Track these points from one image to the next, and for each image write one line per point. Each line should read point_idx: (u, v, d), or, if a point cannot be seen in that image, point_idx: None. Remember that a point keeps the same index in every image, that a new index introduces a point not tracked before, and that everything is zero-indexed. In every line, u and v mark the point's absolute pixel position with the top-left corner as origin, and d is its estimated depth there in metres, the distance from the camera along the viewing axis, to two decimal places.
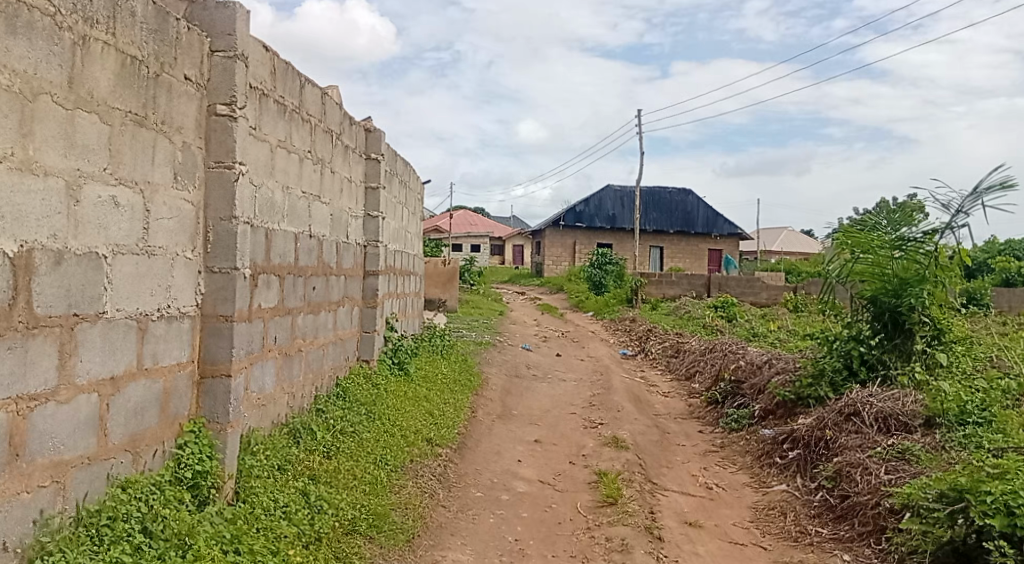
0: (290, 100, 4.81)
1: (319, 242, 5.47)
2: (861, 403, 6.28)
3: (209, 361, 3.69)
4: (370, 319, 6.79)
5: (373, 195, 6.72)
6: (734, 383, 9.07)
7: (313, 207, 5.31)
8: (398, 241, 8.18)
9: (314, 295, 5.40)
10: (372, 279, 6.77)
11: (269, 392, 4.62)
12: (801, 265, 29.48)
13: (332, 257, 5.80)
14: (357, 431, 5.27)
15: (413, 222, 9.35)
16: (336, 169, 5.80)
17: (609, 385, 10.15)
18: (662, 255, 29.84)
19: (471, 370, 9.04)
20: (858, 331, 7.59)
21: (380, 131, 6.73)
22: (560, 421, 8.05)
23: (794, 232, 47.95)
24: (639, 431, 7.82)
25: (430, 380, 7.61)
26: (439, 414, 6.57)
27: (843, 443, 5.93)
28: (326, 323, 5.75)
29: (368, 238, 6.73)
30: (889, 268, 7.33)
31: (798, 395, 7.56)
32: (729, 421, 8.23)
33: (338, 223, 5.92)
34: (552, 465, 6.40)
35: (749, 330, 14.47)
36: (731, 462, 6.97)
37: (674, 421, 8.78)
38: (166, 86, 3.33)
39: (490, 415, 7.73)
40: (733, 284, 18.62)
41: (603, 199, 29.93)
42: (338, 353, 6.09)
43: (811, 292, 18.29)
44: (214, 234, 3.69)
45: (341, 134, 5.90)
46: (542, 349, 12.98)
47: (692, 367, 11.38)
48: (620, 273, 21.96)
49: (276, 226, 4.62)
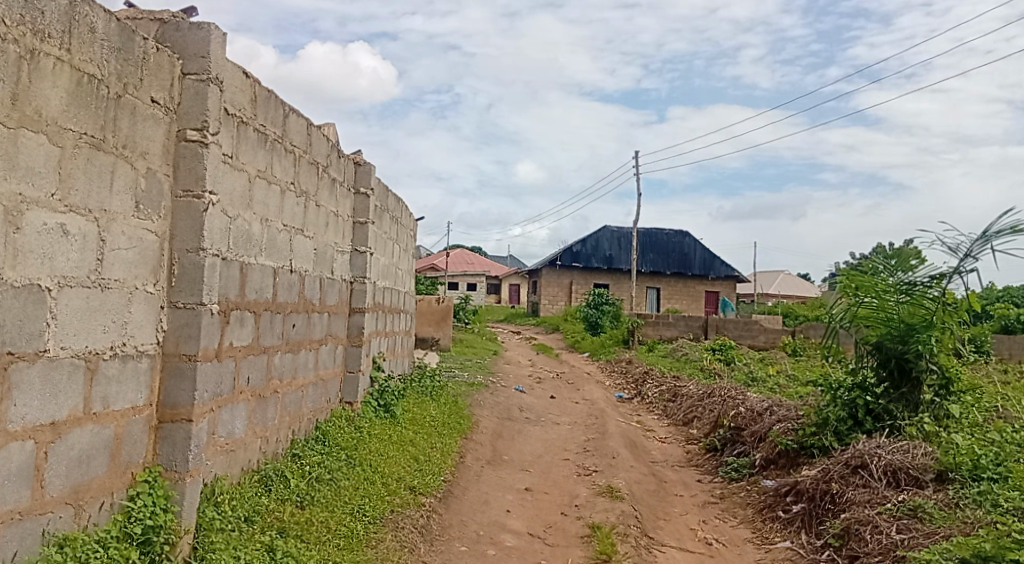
0: (273, 129, 4.58)
1: (301, 278, 5.21)
2: (868, 455, 6.01)
3: (168, 405, 3.41)
4: (354, 358, 6.49)
5: (361, 230, 6.47)
6: (734, 430, 8.77)
7: (296, 241, 5.06)
8: (387, 278, 7.93)
9: (293, 333, 5.12)
10: (358, 317, 6.50)
11: (238, 437, 4.32)
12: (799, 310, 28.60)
13: (315, 294, 5.53)
14: (334, 479, 4.98)
15: (404, 258, 9.10)
16: (322, 203, 5.57)
17: (604, 430, 9.84)
18: (659, 297, 29.65)
19: (462, 412, 8.73)
20: (863, 380, 7.33)
21: (370, 164, 6.51)
22: (552, 468, 7.72)
23: (790, 276, 47.94)
24: (636, 479, 7.49)
25: (417, 423, 7.31)
26: (425, 459, 6.25)
27: (851, 498, 5.65)
28: (306, 363, 5.46)
29: (355, 275, 6.47)
30: (895, 313, 7.06)
31: (801, 444, 7.29)
32: (728, 470, 7.94)
33: (322, 258, 5.66)
34: (543, 517, 6.08)
35: (747, 374, 14.20)
36: (732, 514, 6.66)
37: (671, 469, 8.46)
38: (130, 108, 3.08)
39: (480, 460, 7.41)
40: (731, 326, 18.40)
41: (600, 239, 29.81)
42: (319, 394, 5.80)
43: (810, 336, 18.05)
44: (179, 266, 3.42)
45: (328, 167, 5.68)
46: (536, 390, 12.67)
47: (689, 411, 11.07)
48: (617, 314, 21.73)
49: (252, 260, 4.36)
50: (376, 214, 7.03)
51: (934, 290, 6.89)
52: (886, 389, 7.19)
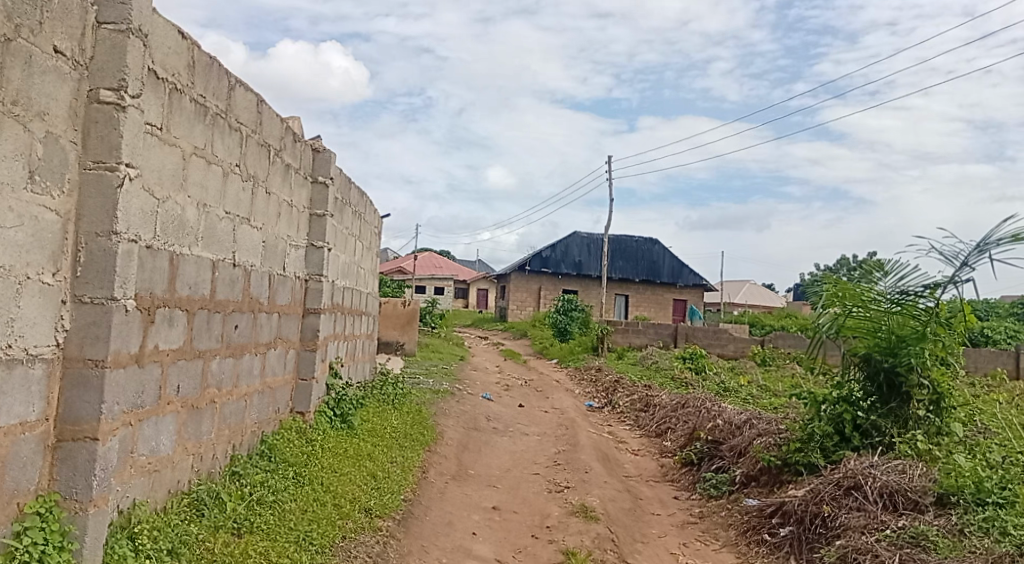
0: (215, 102, 4.02)
1: (245, 273, 4.64)
2: (862, 474, 5.55)
3: (70, 420, 2.84)
4: (307, 364, 5.92)
5: (319, 223, 5.91)
6: (712, 444, 8.30)
7: (240, 230, 4.50)
8: (347, 277, 7.36)
9: (234, 335, 4.54)
10: (313, 319, 5.94)
11: (164, 455, 3.76)
12: (765, 320, 28.40)
13: (263, 292, 4.96)
14: (279, 501, 4.41)
15: (367, 257, 8.53)
16: (273, 190, 5.00)
17: (574, 441, 9.34)
18: (627, 304, 29.30)
19: (425, 422, 8.18)
20: (851, 395, 6.80)
21: (330, 151, 5.96)
22: (521, 483, 7.20)
23: (755, 288, 48.00)
24: (610, 496, 7.00)
25: (376, 434, 6.76)
26: (383, 477, 5.69)
27: (846, 522, 5.18)
28: (251, 369, 4.88)
29: (310, 272, 5.90)
30: (884, 324, 6.69)
31: (784, 461, 6.86)
32: (706, 486, 7.45)
33: (272, 252, 5.09)
34: (512, 540, 5.57)
35: (719, 384, 13.81)
36: (713, 536, 6.18)
37: (646, 485, 7.99)
38: (22, 56, 2.54)
39: (443, 475, 6.87)
40: (700, 334, 18.02)
41: (569, 245, 29.39)
42: (265, 404, 5.23)
43: (779, 346, 17.76)
44: (87, 252, 2.86)
45: (282, 151, 5.13)
46: (504, 399, 12.14)
47: (662, 423, 10.61)
48: (586, 320, 21.28)
49: (184, 250, 3.79)
50: (336, 206, 6.47)
51: (921, 305, 6.57)
52: (874, 403, 6.71)
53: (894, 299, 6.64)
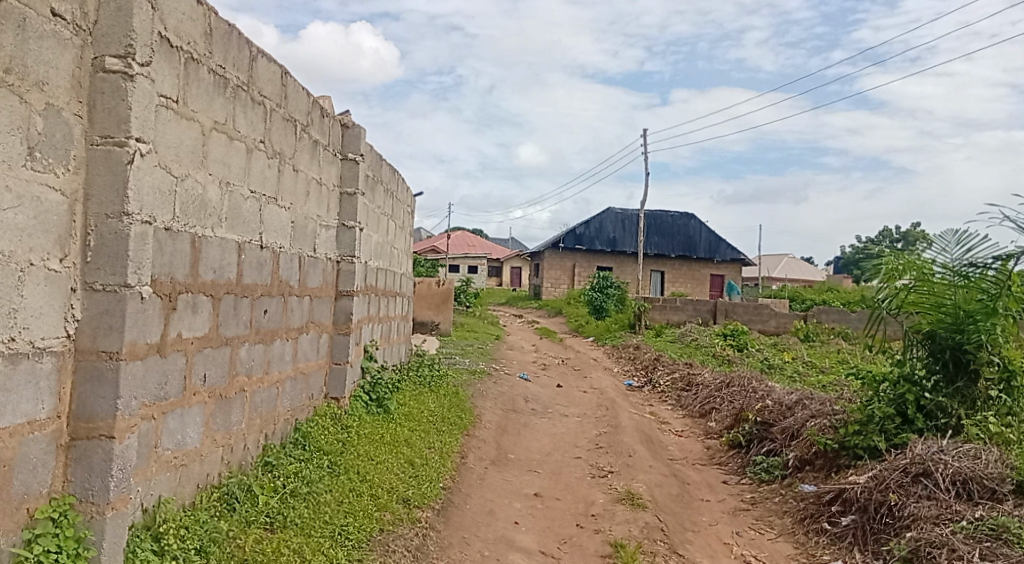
0: (235, 74, 3.77)
1: (274, 255, 4.40)
2: (931, 461, 5.26)
3: (83, 417, 2.62)
4: (341, 348, 5.69)
5: (349, 202, 5.66)
6: (762, 425, 7.95)
7: (267, 211, 4.26)
8: (381, 258, 7.12)
9: (264, 320, 4.31)
10: (346, 301, 5.70)
11: (191, 448, 3.54)
12: (806, 294, 27.80)
13: (292, 275, 4.73)
14: (313, 493, 4.19)
15: (401, 237, 8.29)
16: (300, 167, 4.76)
17: (616, 423, 9.06)
18: (663, 281, 28.85)
19: (463, 405, 7.95)
20: (911, 372, 6.54)
21: (360, 127, 5.70)
22: (563, 468, 6.95)
23: (794, 262, 47.15)
24: (656, 482, 6.74)
25: (414, 419, 6.54)
26: (421, 464, 5.47)
27: (914, 512, 4.91)
28: (282, 355, 4.66)
29: (342, 253, 5.66)
30: (949, 299, 6.33)
31: (842, 444, 6.55)
32: (757, 471, 7.19)
33: (302, 232, 4.86)
34: (557, 529, 5.32)
35: (762, 361, 13.41)
36: (767, 524, 5.90)
37: (693, 469, 7.69)
38: (14, 19, 2.31)
39: (483, 461, 6.64)
40: (741, 310, 17.60)
41: (603, 221, 28.98)
42: (298, 391, 5.01)
43: (822, 321, 17.28)
44: (96, 236, 2.64)
45: (309, 126, 4.88)
46: (542, 378, 11.87)
47: (706, 403, 10.28)
48: (622, 297, 20.95)
49: (206, 232, 3.55)
50: (368, 184, 6.21)
51: (989, 277, 6.15)
52: (938, 383, 6.39)
53: (958, 273, 6.26)
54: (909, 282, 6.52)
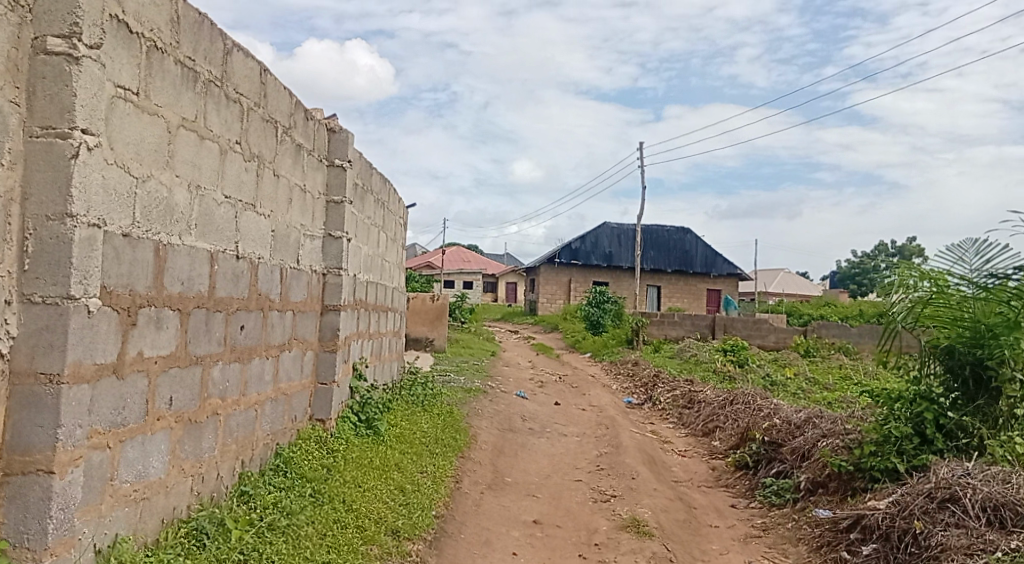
0: (207, 68, 3.44)
1: (251, 267, 4.06)
2: (958, 485, 4.92)
3: (19, 448, 2.34)
4: (327, 366, 5.34)
5: (336, 211, 5.33)
6: (770, 445, 7.60)
7: (244, 217, 3.92)
8: (371, 271, 6.79)
9: (240, 338, 3.96)
10: (332, 316, 5.35)
11: (155, 479, 3.19)
12: (803, 309, 27.53)
13: (273, 288, 4.39)
14: (293, 526, 3.82)
15: (392, 250, 7.96)
16: (282, 173, 4.42)
17: (616, 443, 8.72)
18: (659, 296, 28.55)
19: (458, 425, 7.59)
20: (929, 390, 6.20)
21: (347, 131, 5.38)
22: (563, 492, 6.59)
23: (789, 277, 46.97)
24: (661, 506, 6.39)
25: (405, 441, 6.19)
26: (412, 491, 5.11)
27: (942, 541, 4.57)
28: (261, 374, 4.31)
29: (328, 265, 5.32)
30: (968, 312, 5.99)
31: (857, 466, 6.22)
32: (767, 494, 6.86)
33: (283, 242, 4.52)
34: (558, 561, 4.97)
35: (764, 377, 13.08)
36: (782, 552, 5.56)
37: (698, 491, 7.34)
38: None
39: (478, 485, 6.28)
40: (740, 325, 17.29)
41: (599, 236, 28.71)
42: (279, 414, 4.65)
43: (823, 336, 16.95)
44: (36, 240, 2.35)
45: (291, 129, 4.55)
46: (539, 396, 11.51)
47: (709, 422, 9.93)
48: (619, 312, 20.64)
49: (173, 240, 3.22)
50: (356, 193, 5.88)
51: (1010, 287, 5.81)
52: (957, 400, 6.06)
53: (976, 285, 5.95)
54: (926, 287, 6.15)
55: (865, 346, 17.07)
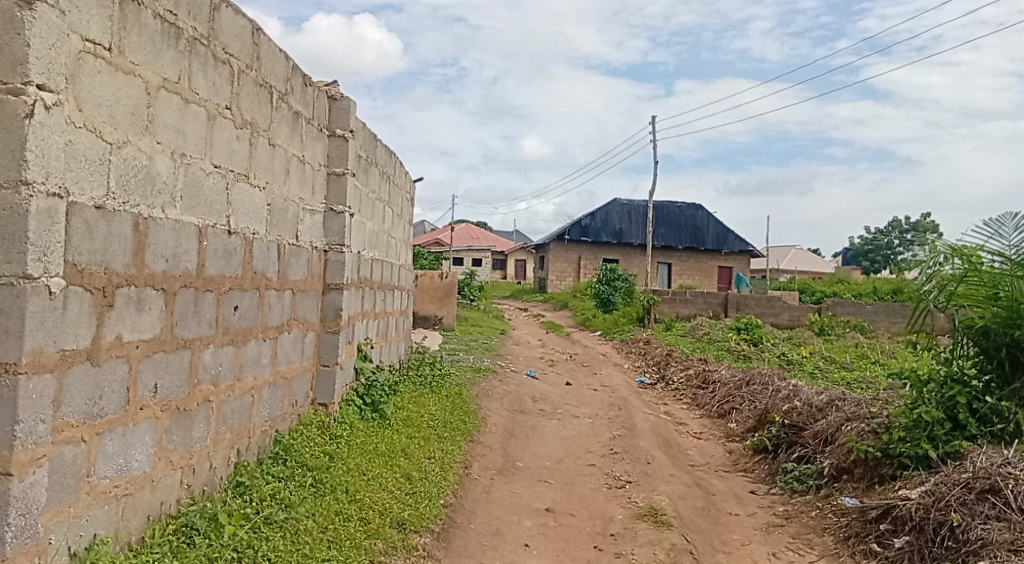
0: (191, 23, 3.14)
1: (245, 243, 3.77)
2: (998, 474, 4.68)
3: None
4: (330, 347, 5.07)
5: (337, 184, 5.04)
6: (791, 428, 7.33)
7: (236, 189, 3.63)
8: (376, 248, 6.51)
9: (234, 319, 3.69)
10: (334, 295, 5.08)
11: (139, 474, 2.93)
12: (816, 286, 27.16)
13: (270, 266, 4.10)
14: (291, 519, 3.56)
15: (399, 226, 7.66)
16: (278, 142, 4.13)
17: (630, 424, 8.47)
18: (670, 273, 28.21)
19: (466, 407, 7.34)
20: (960, 372, 5.97)
21: (349, 99, 5.08)
22: (575, 477, 6.33)
23: (801, 254, 46.47)
24: (679, 493, 6.13)
25: (412, 425, 5.94)
26: (419, 478, 4.86)
27: (984, 536, 4.35)
28: (257, 358, 4.04)
29: (330, 241, 5.04)
30: (1004, 290, 5.71)
31: (885, 451, 5.94)
32: (788, 480, 6.59)
33: (280, 217, 4.23)
34: (572, 553, 4.72)
35: (779, 356, 12.79)
36: (806, 543, 5.31)
37: (716, 476, 7.08)
38: None
39: (488, 470, 6.03)
40: (753, 302, 16.96)
41: (609, 213, 28.33)
42: (278, 398, 4.38)
43: (837, 314, 16.64)
44: None
45: (288, 95, 4.25)
46: (550, 376, 11.25)
47: (725, 403, 9.65)
48: (629, 290, 20.31)
49: (155, 212, 2.94)
50: (359, 165, 5.58)
51: None
52: (991, 383, 5.83)
53: (1011, 257, 5.71)
54: (956, 265, 5.86)
55: (880, 324, 16.77)
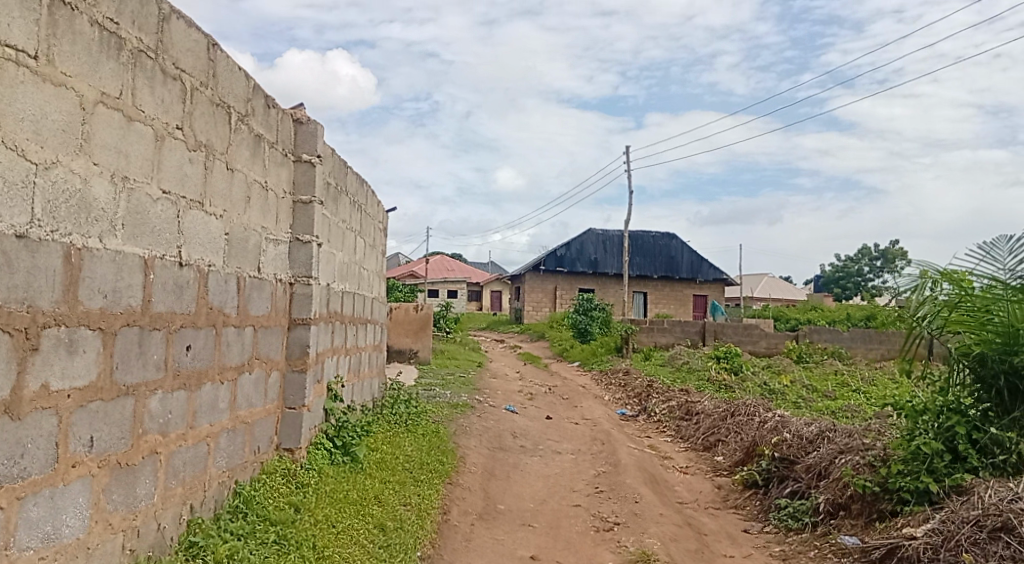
0: (135, 32, 2.83)
1: (199, 276, 3.43)
2: (1011, 510, 4.42)
3: None
4: (296, 388, 4.71)
5: (304, 212, 4.72)
6: (782, 461, 7.02)
7: (189, 217, 3.30)
8: (347, 280, 6.17)
9: (186, 360, 3.35)
10: (301, 331, 4.73)
11: (70, 541, 2.58)
12: (790, 314, 27.13)
13: (228, 301, 3.76)
14: None
15: (371, 257, 7.33)
16: (237, 166, 3.80)
17: (614, 460, 8.14)
18: (645, 302, 28.04)
19: (444, 446, 6.98)
20: (957, 402, 5.71)
21: (316, 123, 4.76)
22: (560, 520, 5.98)
23: (774, 282, 46.63)
24: (669, 535, 5.81)
25: (386, 469, 5.58)
26: (394, 528, 4.52)
27: None
28: (214, 403, 3.69)
29: (295, 273, 4.70)
30: (995, 319, 5.47)
31: (884, 486, 5.66)
32: (782, 517, 6.26)
33: (240, 248, 3.89)
34: None
35: (760, 385, 12.56)
36: None
37: (707, 514, 6.71)
38: None
39: (468, 515, 5.68)
40: (730, 331, 16.78)
41: (584, 243, 28.19)
42: (237, 446, 4.02)
43: (814, 341, 16.47)
44: None
45: (249, 117, 3.92)
46: (529, 410, 10.89)
47: (710, 435, 9.35)
48: (606, 319, 19.95)
49: (89, 242, 2.60)
50: (328, 193, 5.26)
51: None
52: (989, 413, 5.54)
53: (1002, 279, 5.49)
54: (946, 289, 5.62)
55: (857, 351, 16.62)
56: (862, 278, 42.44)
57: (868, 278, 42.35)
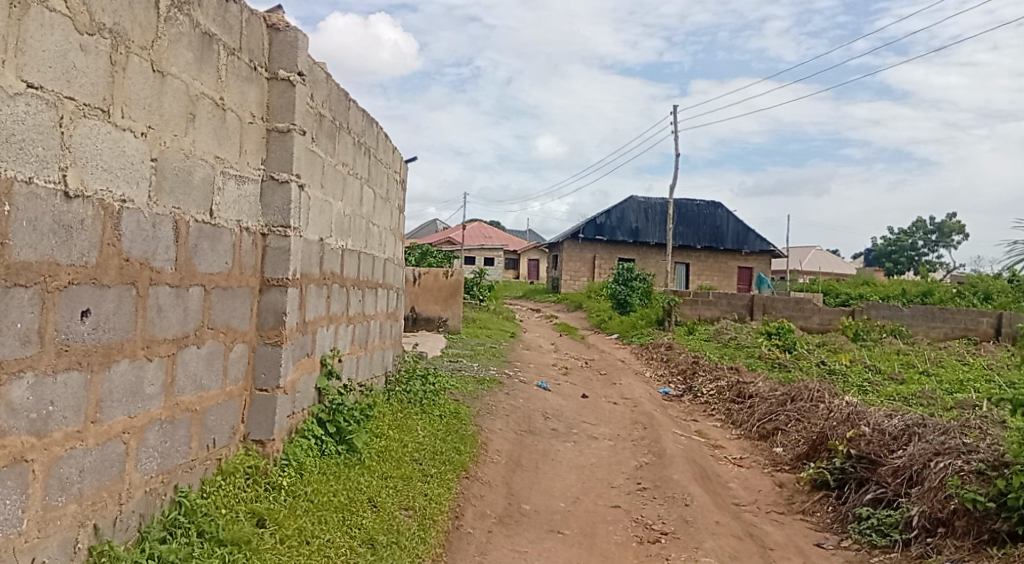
0: None
1: (104, 215, 2.48)
2: None
3: None
4: (268, 366, 3.75)
5: (281, 144, 3.74)
6: (859, 461, 5.91)
7: (84, 128, 2.36)
8: (349, 235, 5.18)
9: (77, 331, 2.39)
10: (276, 294, 3.76)
11: None
12: (840, 288, 25.67)
13: (157, 251, 2.79)
14: None
15: (383, 211, 6.31)
16: (169, 70, 2.82)
17: (660, 449, 7.11)
18: (688, 273, 26.77)
19: (463, 431, 6.01)
20: None
21: (297, 30, 3.75)
22: (597, 526, 5.01)
23: (822, 255, 44.84)
24: (729, 553, 4.80)
25: (389, 462, 4.62)
26: (387, 544, 3.55)
27: None
28: (134, 387, 2.72)
29: (268, 220, 3.72)
30: None
31: (1003, 502, 4.58)
32: (864, 531, 5.21)
33: (178, 181, 2.91)
34: None
35: (818, 366, 11.37)
36: None
37: (769, 520, 5.68)
38: None
39: (486, 519, 4.73)
40: (781, 305, 15.51)
41: (625, 211, 26.93)
42: (174, 443, 3.05)
43: (872, 318, 15.18)
44: None
45: (190, 6, 2.92)
46: (564, 387, 9.87)
47: (767, 422, 8.26)
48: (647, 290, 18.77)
49: None
50: (318, 126, 4.25)
51: None
52: None
53: None
54: None
55: (918, 329, 15.25)
56: (914, 253, 40.48)
57: (921, 254, 40.43)
